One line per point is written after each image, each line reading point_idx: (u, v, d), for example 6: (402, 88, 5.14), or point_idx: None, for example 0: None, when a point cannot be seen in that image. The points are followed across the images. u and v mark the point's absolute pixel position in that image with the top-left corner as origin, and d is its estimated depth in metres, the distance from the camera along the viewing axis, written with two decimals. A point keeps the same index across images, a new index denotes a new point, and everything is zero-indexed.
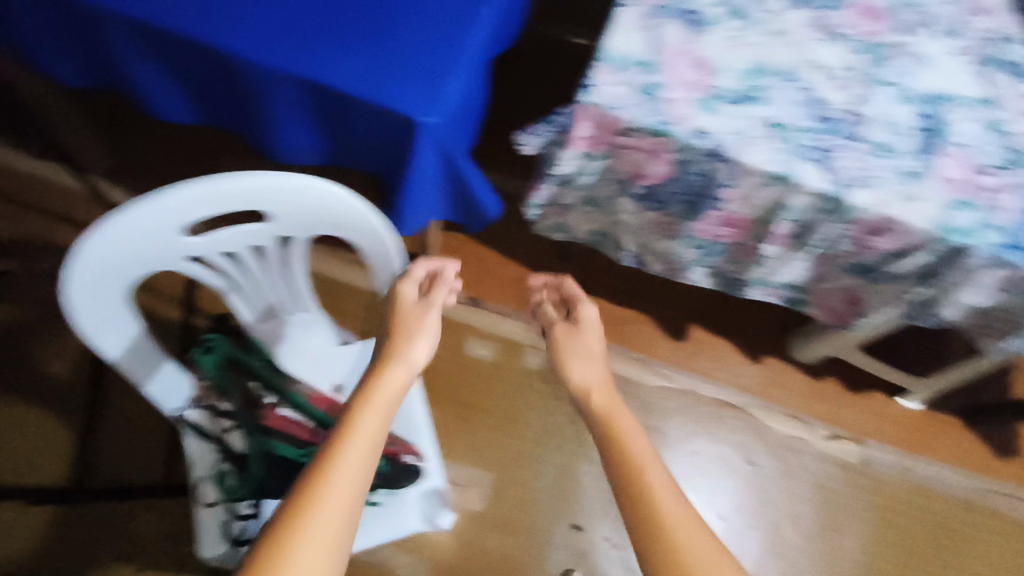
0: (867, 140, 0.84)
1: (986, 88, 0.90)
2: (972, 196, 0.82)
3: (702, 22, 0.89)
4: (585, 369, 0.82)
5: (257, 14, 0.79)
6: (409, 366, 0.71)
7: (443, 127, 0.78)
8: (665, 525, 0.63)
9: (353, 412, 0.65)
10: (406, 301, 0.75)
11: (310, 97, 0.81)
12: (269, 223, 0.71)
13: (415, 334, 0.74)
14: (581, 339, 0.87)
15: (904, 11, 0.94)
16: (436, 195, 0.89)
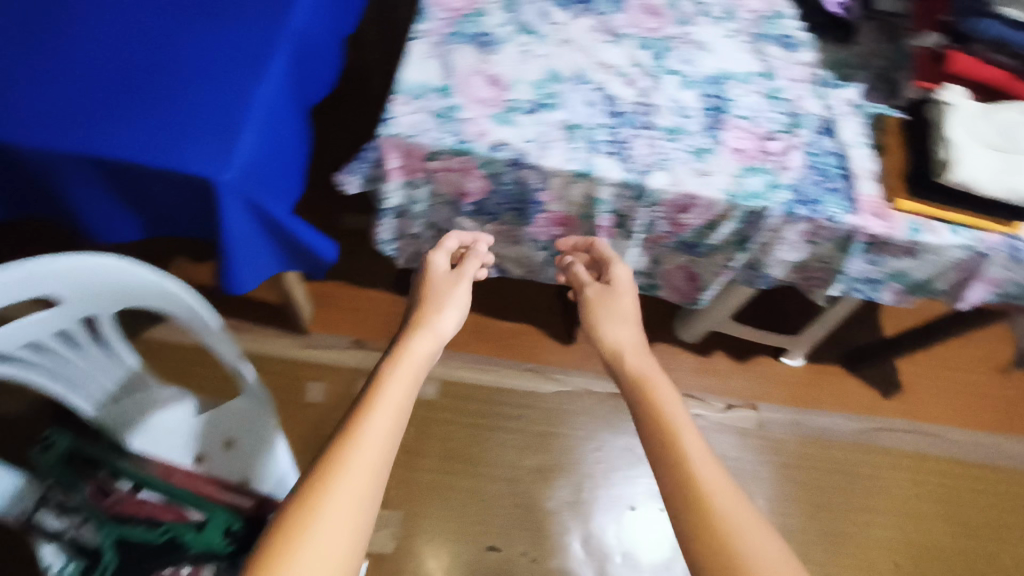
0: (659, 126, 0.89)
1: (761, 62, 0.98)
2: (760, 162, 0.88)
3: (492, 42, 0.93)
4: (615, 329, 0.78)
5: (34, 102, 0.78)
6: (432, 331, 0.74)
7: (243, 181, 0.78)
8: (702, 492, 0.55)
9: (380, 374, 0.65)
10: (436, 275, 0.87)
11: (110, 175, 0.81)
12: (64, 306, 0.70)
13: (442, 305, 0.79)
14: (616, 303, 0.84)
15: (681, 5, 1.02)
16: (263, 248, 0.89)
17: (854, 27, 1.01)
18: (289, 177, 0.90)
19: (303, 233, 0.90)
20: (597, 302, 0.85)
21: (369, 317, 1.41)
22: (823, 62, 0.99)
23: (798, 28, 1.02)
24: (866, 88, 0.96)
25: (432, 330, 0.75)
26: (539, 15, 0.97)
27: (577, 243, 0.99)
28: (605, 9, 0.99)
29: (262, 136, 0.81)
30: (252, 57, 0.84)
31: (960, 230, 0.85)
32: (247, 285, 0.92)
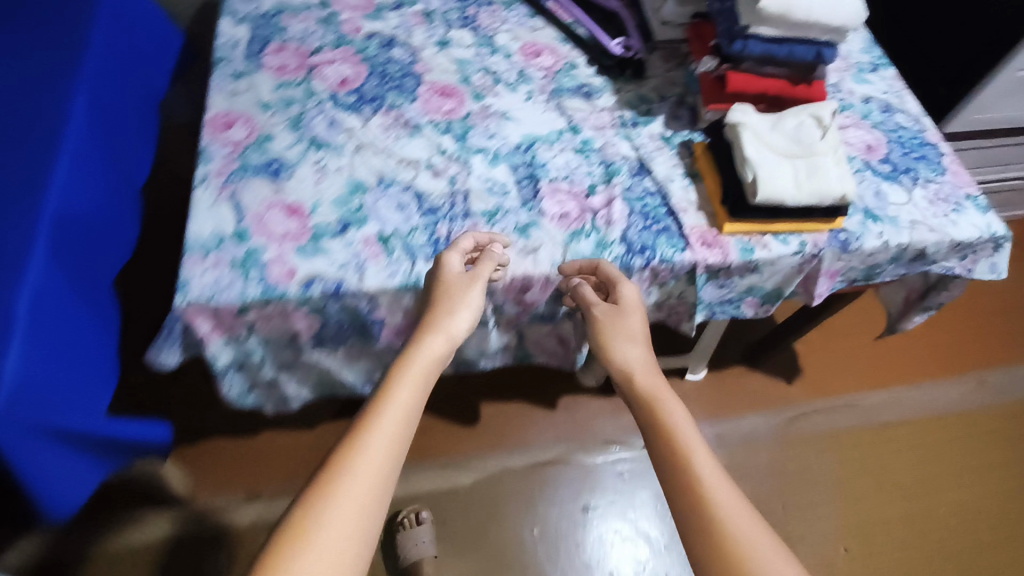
0: (477, 213, 0.86)
1: (563, 117, 0.98)
2: (584, 222, 0.86)
3: (284, 168, 0.88)
4: (630, 345, 0.74)
5: None
6: (445, 336, 0.71)
7: (19, 409, 0.68)
8: (710, 505, 0.58)
9: (388, 387, 0.66)
10: (452, 277, 0.76)
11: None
12: None
13: (454, 305, 0.74)
14: (629, 315, 0.77)
15: (473, 79, 1.01)
16: (82, 464, 0.79)
17: (643, 63, 1.03)
18: (87, 377, 0.79)
19: (123, 429, 0.82)
20: (617, 310, 0.77)
21: (257, 464, 1.29)
22: (622, 103, 1.01)
23: (593, 73, 1.04)
24: (666, 118, 0.99)
25: (445, 334, 0.72)
26: (329, 126, 0.93)
27: (583, 264, 0.81)
28: (397, 103, 0.96)
29: (34, 350, 0.71)
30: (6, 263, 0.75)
31: (787, 238, 0.87)
32: (67, 508, 0.79)
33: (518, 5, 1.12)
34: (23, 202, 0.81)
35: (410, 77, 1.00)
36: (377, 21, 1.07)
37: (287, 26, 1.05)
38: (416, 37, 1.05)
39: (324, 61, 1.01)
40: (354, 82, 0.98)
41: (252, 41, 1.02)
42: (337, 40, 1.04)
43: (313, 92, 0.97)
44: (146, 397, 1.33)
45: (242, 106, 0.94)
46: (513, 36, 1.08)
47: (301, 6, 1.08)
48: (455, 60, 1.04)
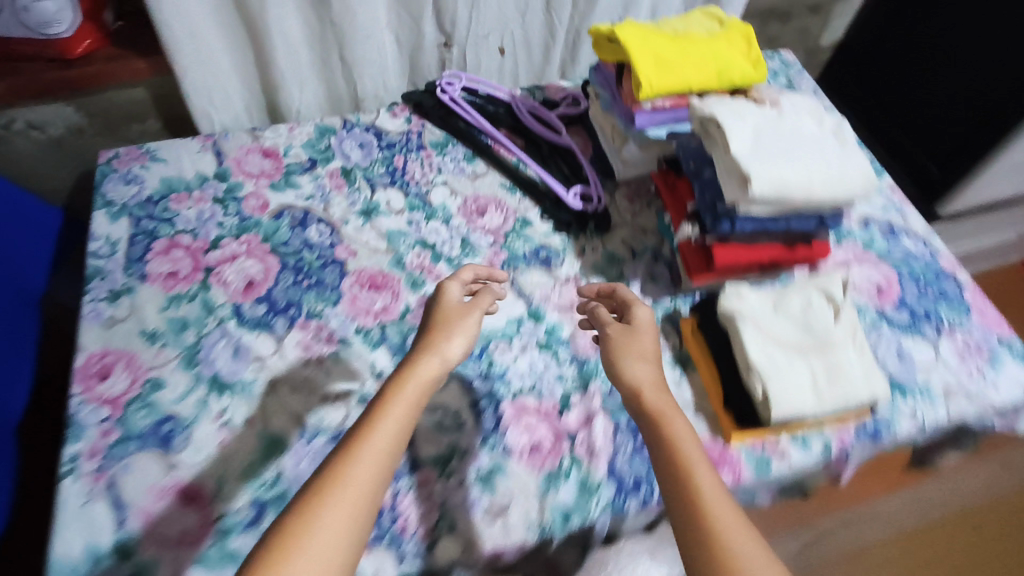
0: (427, 461, 0.69)
1: (521, 299, 0.81)
2: (561, 457, 0.70)
3: (179, 429, 0.70)
4: (638, 360, 0.65)
5: None
6: (442, 360, 0.65)
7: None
8: (710, 521, 0.51)
9: (381, 406, 0.59)
10: (450, 309, 0.71)
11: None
12: None
13: (451, 330, 0.69)
14: (643, 325, 0.68)
15: (408, 260, 0.84)
16: None
17: (605, 214, 0.87)
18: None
19: None
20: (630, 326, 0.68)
21: None
22: (588, 267, 0.84)
23: (549, 231, 0.87)
24: (642, 283, 0.83)
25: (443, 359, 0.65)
26: (233, 356, 0.75)
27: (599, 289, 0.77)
28: (317, 309, 0.79)
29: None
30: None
31: (807, 442, 0.72)
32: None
33: (453, 146, 0.95)
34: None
35: (331, 266, 0.83)
36: (286, 192, 0.89)
37: (176, 213, 0.86)
38: (335, 209, 0.88)
39: (224, 257, 0.83)
40: (262, 285, 0.81)
41: (133, 240, 0.83)
42: (238, 225, 0.86)
43: (212, 307, 0.79)
44: None
45: (123, 340, 0.75)
46: (449, 190, 0.91)
47: (193, 183, 0.89)
48: (384, 233, 0.86)
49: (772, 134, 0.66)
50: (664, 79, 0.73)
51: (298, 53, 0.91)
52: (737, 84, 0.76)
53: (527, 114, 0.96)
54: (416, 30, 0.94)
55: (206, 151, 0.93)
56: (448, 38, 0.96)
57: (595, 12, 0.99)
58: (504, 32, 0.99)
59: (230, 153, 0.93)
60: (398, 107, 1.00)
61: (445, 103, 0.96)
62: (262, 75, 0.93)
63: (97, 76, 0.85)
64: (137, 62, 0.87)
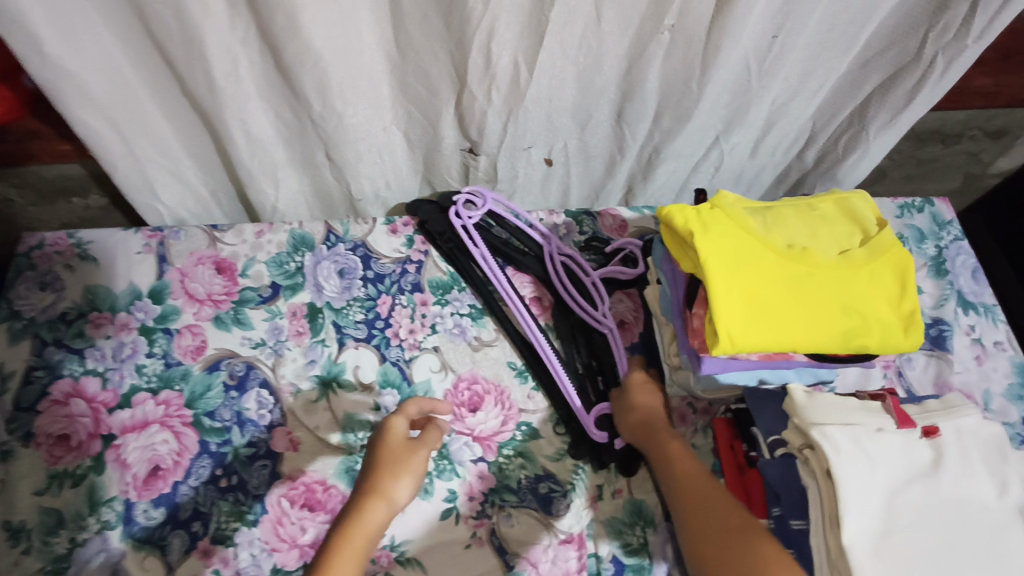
0: None
1: (499, 559, 0.59)
2: None
3: None
4: (624, 413, 0.60)
5: None
6: (388, 507, 0.52)
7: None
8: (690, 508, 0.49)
9: (324, 573, 0.47)
10: (394, 444, 0.56)
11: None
12: None
13: (399, 466, 0.54)
14: (632, 379, 0.61)
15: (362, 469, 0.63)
16: None
17: (634, 452, 0.63)
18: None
19: None
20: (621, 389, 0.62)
21: None
22: (601, 523, 0.61)
23: (558, 454, 0.64)
24: (671, 564, 0.60)
25: (391, 505, 0.52)
26: None
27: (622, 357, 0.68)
28: (226, 530, 0.59)
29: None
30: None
31: None
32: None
33: (458, 292, 0.72)
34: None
35: (262, 462, 0.63)
36: (231, 332, 0.69)
37: (90, 343, 0.68)
38: (286, 369, 0.67)
39: (132, 423, 0.64)
40: (167, 477, 0.61)
41: (29, 377, 0.66)
42: (161, 374, 0.67)
43: (98, 501, 0.60)
44: None
45: None
46: (440, 361, 0.68)
47: (122, 300, 0.70)
48: (341, 420, 0.65)
49: (910, 521, 0.41)
50: (759, 337, 0.49)
51: (271, 151, 0.69)
52: (870, 349, 0.51)
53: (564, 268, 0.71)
54: (432, 133, 0.71)
55: (149, 253, 0.73)
56: (475, 145, 0.72)
57: (685, 132, 0.73)
58: (553, 144, 0.74)
59: (176, 260, 0.72)
60: (404, 219, 0.77)
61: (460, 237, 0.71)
62: (228, 167, 0.72)
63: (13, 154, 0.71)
64: (60, 143, 0.71)
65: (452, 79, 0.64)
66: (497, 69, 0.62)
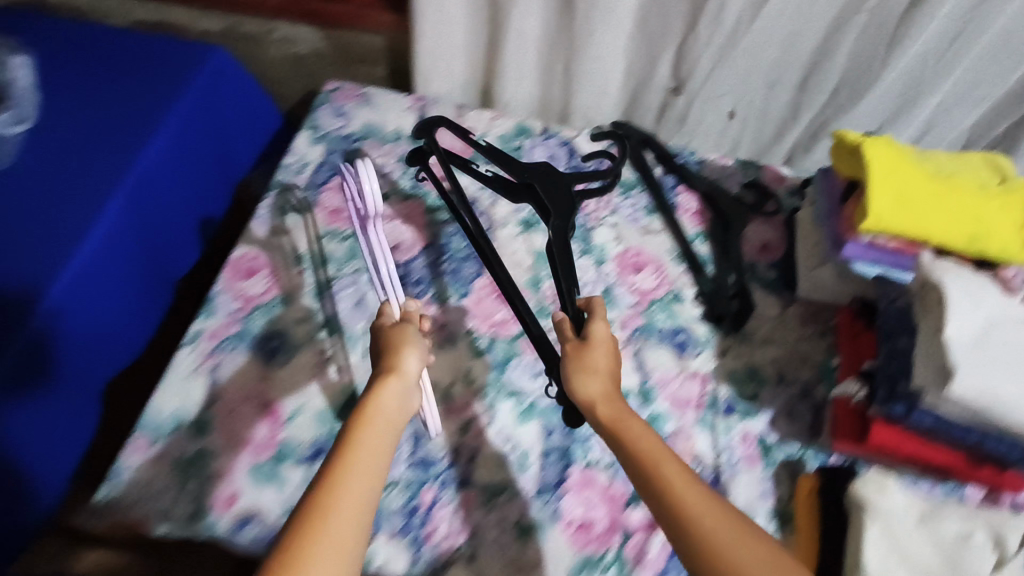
0: (474, 487, 0.68)
1: (638, 372, 0.76)
2: (607, 549, 0.65)
3: (284, 348, 0.75)
4: (586, 379, 0.57)
5: None
6: (399, 380, 0.53)
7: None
8: (694, 536, 0.46)
9: (341, 457, 0.47)
10: (392, 329, 0.57)
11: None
12: None
13: (402, 343, 0.55)
14: (598, 338, 0.59)
15: (546, 286, 0.81)
16: None
17: (746, 313, 0.79)
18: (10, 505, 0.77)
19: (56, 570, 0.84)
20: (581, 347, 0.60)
21: None
22: (722, 373, 0.76)
23: (697, 318, 0.80)
24: (775, 414, 0.74)
25: (403, 377, 0.53)
26: (354, 306, 0.78)
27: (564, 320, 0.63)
28: (442, 296, 0.80)
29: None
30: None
31: None
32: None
33: (638, 192, 0.91)
34: (32, 275, 0.77)
35: (472, 262, 0.83)
36: (464, 176, 0.91)
37: (364, 157, 0.91)
38: (498, 210, 0.88)
39: (385, 213, 0.86)
40: (404, 253, 0.83)
41: (320, 168, 0.90)
42: (409, 189, 0.89)
43: (355, 255, 0.82)
44: None
45: (275, 250, 0.82)
46: (616, 233, 0.87)
47: (390, 135, 0.94)
48: (533, 252, 0.84)
49: (1004, 344, 0.53)
50: (901, 220, 0.63)
51: (527, 52, 0.92)
52: (989, 255, 0.63)
53: (525, 181, 0.75)
54: (650, 67, 0.91)
55: (413, 111, 0.96)
56: (680, 85, 0.92)
57: (854, 112, 0.89)
58: (740, 99, 0.92)
59: (431, 120, 0.96)
60: (605, 131, 0.96)
61: (358, 216, 0.69)
62: (489, 61, 0.96)
63: (345, 15, 1.00)
64: (382, 15, 1.00)
65: (685, 25, 0.84)
66: (724, 19, 0.82)
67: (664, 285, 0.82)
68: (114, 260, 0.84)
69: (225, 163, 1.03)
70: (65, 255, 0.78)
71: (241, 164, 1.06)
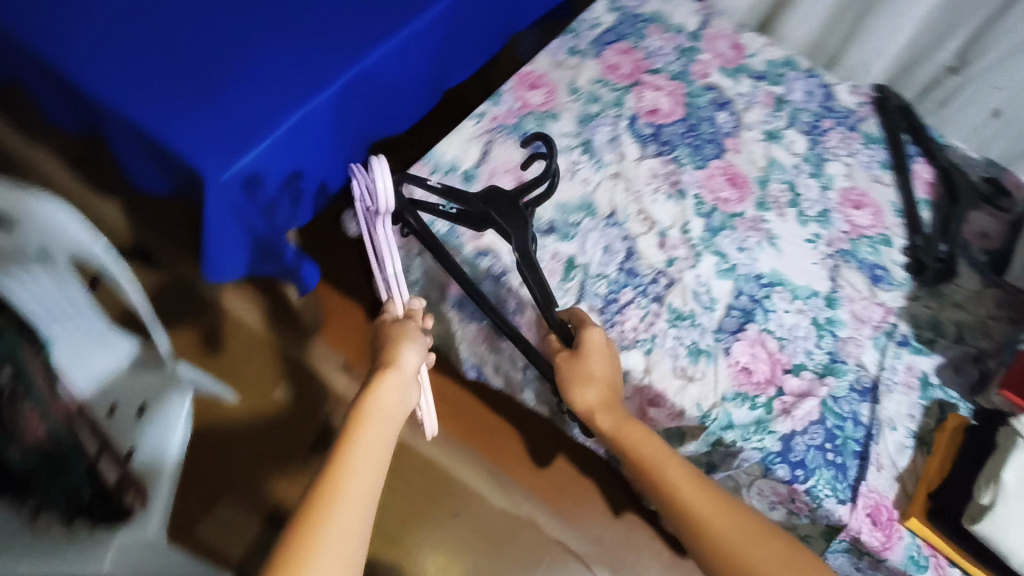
0: (665, 304, 0.79)
1: (830, 281, 0.84)
2: (761, 394, 0.74)
3: (547, 149, 0.89)
4: (586, 386, 0.72)
5: (201, 113, 0.83)
6: (397, 374, 0.67)
7: (231, 188, 0.82)
8: (710, 534, 0.61)
9: (351, 437, 0.62)
10: (395, 327, 0.71)
11: (134, 134, 0.87)
12: (14, 233, 0.75)
13: (401, 339, 0.70)
14: (592, 344, 0.72)
15: (772, 186, 0.90)
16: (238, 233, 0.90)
17: (946, 274, 0.85)
18: (289, 187, 0.92)
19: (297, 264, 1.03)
20: (575, 362, 0.73)
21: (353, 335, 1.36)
22: (906, 312, 0.83)
23: (898, 263, 0.87)
24: (943, 362, 0.80)
25: (400, 369, 0.67)
26: (608, 141, 0.91)
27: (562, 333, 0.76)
28: (682, 161, 0.91)
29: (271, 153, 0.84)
30: (331, 63, 0.89)
31: None
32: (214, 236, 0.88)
33: (878, 147, 0.97)
34: (381, 24, 0.94)
35: (714, 146, 0.93)
36: (727, 79, 1.00)
37: (648, 35, 1.03)
38: (750, 115, 0.97)
39: (653, 83, 0.98)
40: (661, 118, 0.94)
41: (609, 30, 1.02)
42: (678, 72, 1.00)
43: (620, 105, 0.95)
44: (320, 247, 1.42)
45: (558, 78, 0.96)
46: (847, 172, 0.94)
47: (674, 26, 1.05)
48: (769, 157, 0.93)
49: None
50: None
51: None
52: None
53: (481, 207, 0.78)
54: (939, 42, 1.01)
55: (700, 14, 1.07)
56: (960, 66, 1.01)
57: None
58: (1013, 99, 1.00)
59: (713, 26, 1.06)
60: (866, 89, 1.03)
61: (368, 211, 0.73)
62: None
63: None
64: None
65: None
66: None
67: (876, 226, 0.89)
68: (429, 45, 1.00)
69: (521, 10, 1.17)
70: (411, 16, 0.95)
71: (531, 15, 1.21)
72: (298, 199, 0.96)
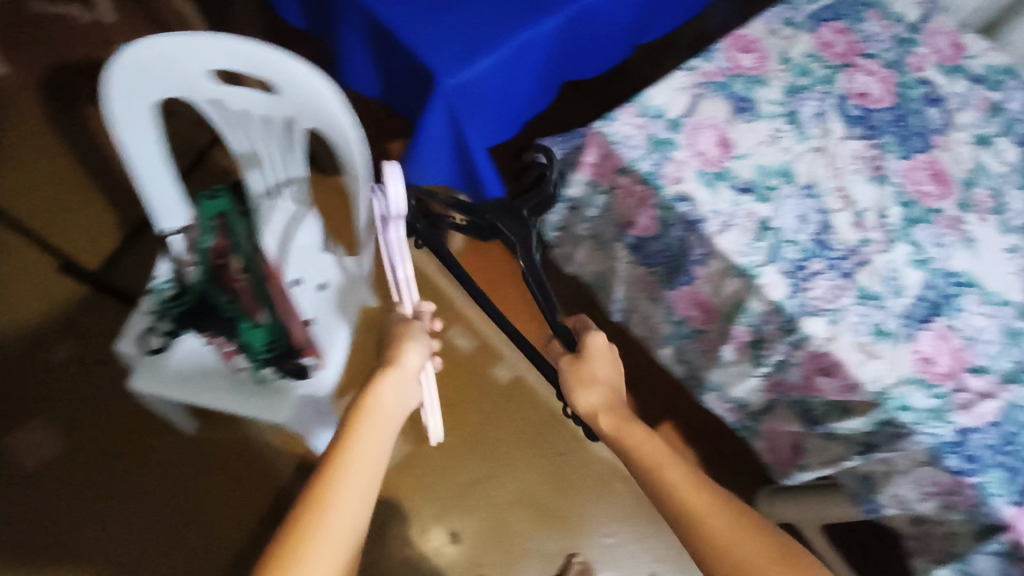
0: (854, 282, 0.80)
1: None
2: (943, 383, 0.75)
3: (752, 113, 0.90)
4: (589, 389, 0.81)
5: (440, 21, 0.89)
6: (398, 371, 0.74)
7: (456, 95, 0.88)
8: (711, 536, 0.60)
9: (350, 431, 0.67)
10: (395, 330, 0.80)
11: (372, 32, 0.93)
12: (274, 98, 0.82)
13: (403, 341, 0.77)
14: (595, 347, 0.86)
15: (976, 190, 0.89)
16: (445, 140, 0.96)
17: None
18: (496, 109, 0.97)
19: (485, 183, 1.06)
20: (577, 372, 0.84)
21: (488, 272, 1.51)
22: None
23: None
24: None
25: (401, 367, 0.74)
26: (814, 115, 0.91)
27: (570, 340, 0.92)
28: (886, 149, 0.90)
29: (495, 69, 0.88)
30: None
31: None
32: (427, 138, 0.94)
33: None
34: None
35: (920, 140, 0.92)
36: (941, 76, 0.98)
37: (865, 20, 1.01)
38: (961, 116, 0.95)
39: (865, 68, 0.97)
40: (870, 102, 0.94)
41: (827, 8, 1.01)
42: (893, 60, 0.98)
43: (829, 83, 0.95)
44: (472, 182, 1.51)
45: (770, 46, 0.96)
46: None
47: (894, 14, 1.03)
48: (975, 161, 0.91)
49: None
50: None
51: None
52: None
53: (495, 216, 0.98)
54: None
55: (923, 6, 1.04)
56: None
57: None
58: None
59: (934, 21, 1.03)
60: None
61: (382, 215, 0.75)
62: None
63: None
64: None
65: None
66: None
67: None
68: None
69: None
70: None
71: None
72: (499, 121, 1.00)
